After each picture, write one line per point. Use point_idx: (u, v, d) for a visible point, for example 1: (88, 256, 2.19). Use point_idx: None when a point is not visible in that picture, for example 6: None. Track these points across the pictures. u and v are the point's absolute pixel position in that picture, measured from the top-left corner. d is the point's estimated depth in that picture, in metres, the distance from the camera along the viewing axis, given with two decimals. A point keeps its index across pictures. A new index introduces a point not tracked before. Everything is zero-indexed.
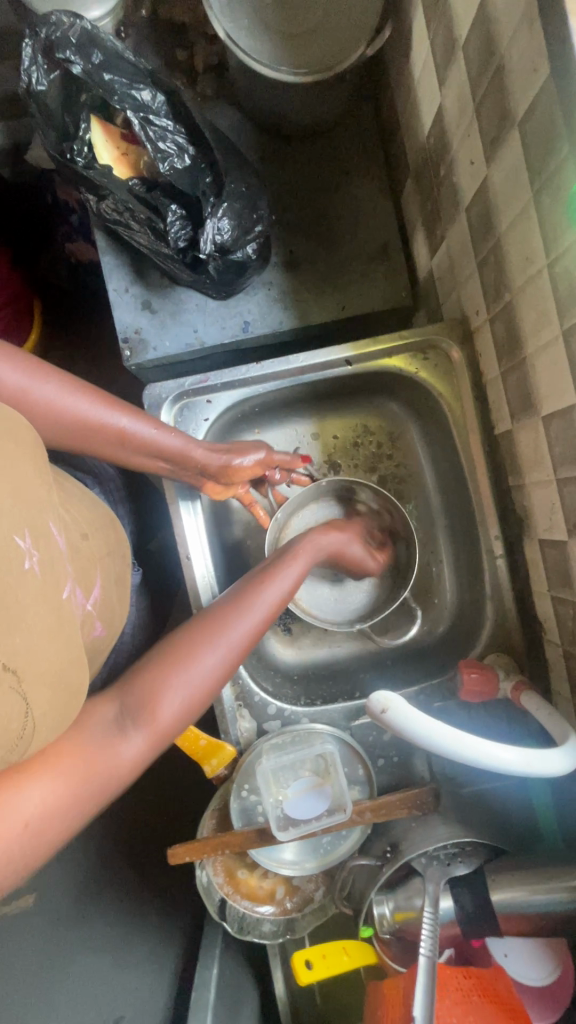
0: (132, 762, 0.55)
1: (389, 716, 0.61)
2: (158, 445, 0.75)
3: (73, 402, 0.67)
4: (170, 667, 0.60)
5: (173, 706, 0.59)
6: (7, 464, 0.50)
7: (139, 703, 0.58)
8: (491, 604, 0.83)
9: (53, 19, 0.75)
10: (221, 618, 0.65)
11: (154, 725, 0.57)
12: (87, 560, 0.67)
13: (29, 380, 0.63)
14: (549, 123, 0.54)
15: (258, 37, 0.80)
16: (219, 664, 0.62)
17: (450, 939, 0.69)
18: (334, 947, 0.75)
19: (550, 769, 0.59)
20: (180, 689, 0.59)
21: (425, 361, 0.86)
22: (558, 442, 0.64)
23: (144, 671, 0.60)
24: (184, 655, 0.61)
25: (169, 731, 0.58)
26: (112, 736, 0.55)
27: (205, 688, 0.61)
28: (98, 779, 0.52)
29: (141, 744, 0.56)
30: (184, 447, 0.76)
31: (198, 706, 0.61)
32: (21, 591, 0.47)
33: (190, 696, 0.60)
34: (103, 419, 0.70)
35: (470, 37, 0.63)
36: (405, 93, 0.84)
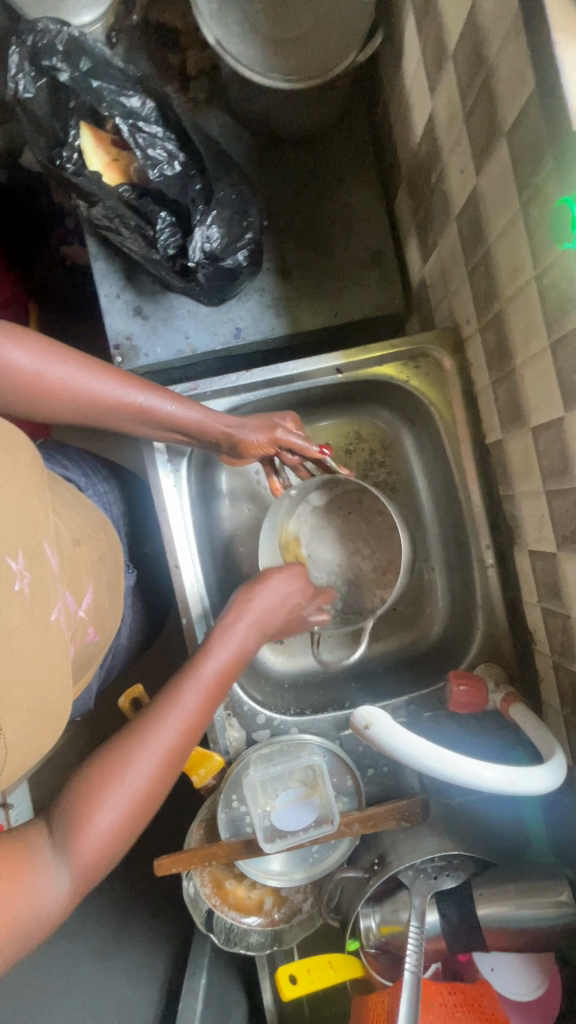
0: (66, 899, 0.49)
1: (372, 732, 0.61)
2: (173, 419, 0.74)
3: (87, 380, 0.66)
4: (98, 791, 0.54)
5: (99, 835, 0.52)
6: (4, 482, 0.50)
7: (63, 836, 0.51)
8: (481, 614, 0.82)
9: (41, 26, 0.76)
10: (151, 723, 0.58)
11: (81, 859, 0.51)
12: (78, 568, 0.67)
13: (40, 363, 0.63)
14: (536, 135, 0.54)
15: (249, 43, 0.80)
16: (148, 779, 0.56)
17: (437, 953, 0.69)
18: (319, 962, 0.75)
19: (534, 787, 0.59)
20: (108, 815, 0.53)
21: (416, 370, 0.85)
22: (547, 453, 0.64)
23: (69, 797, 0.54)
24: (112, 775, 0.54)
25: (99, 863, 0.52)
26: (45, 869, 0.48)
27: (135, 808, 0.55)
28: (42, 907, 0.47)
29: (72, 878, 0.50)
30: (200, 420, 0.75)
31: (131, 828, 0.55)
32: (9, 614, 0.47)
33: (118, 822, 0.53)
34: (119, 395, 0.69)
35: (459, 47, 0.63)
36: (397, 100, 0.84)
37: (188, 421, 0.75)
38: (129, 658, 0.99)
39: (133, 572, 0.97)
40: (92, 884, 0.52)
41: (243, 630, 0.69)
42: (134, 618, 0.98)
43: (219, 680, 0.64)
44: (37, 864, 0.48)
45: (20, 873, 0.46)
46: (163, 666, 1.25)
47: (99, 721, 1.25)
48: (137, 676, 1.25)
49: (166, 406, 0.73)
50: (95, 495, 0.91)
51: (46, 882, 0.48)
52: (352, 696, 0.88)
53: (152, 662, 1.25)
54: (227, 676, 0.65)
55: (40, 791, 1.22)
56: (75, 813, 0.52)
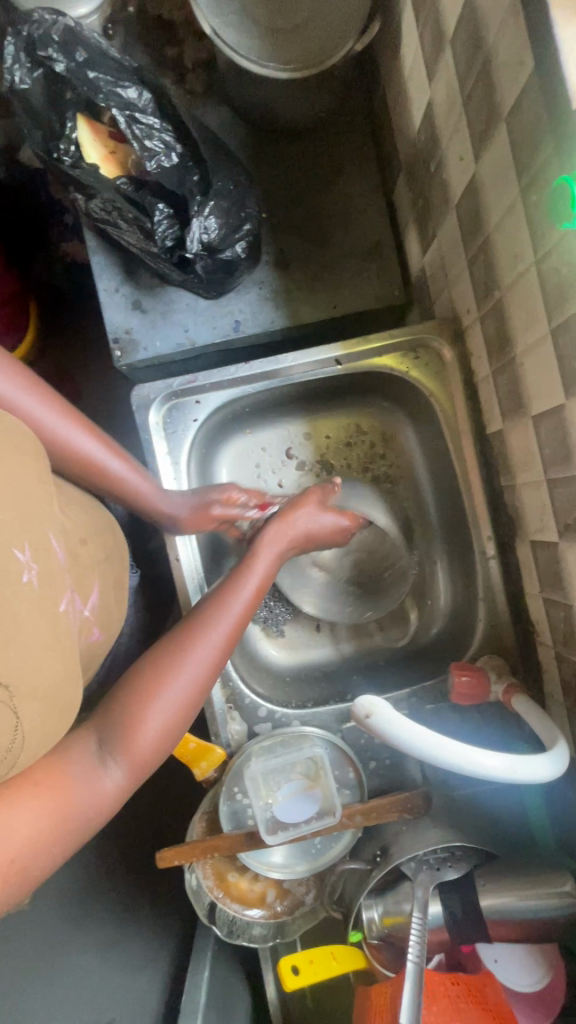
0: (118, 789, 0.56)
1: (372, 722, 0.60)
2: (134, 490, 0.75)
3: (64, 430, 0.67)
4: (144, 699, 0.60)
5: (150, 730, 0.59)
6: (8, 476, 0.50)
7: (116, 734, 0.58)
8: (483, 605, 0.82)
9: (36, 17, 0.75)
10: (187, 641, 0.64)
11: (132, 755, 0.58)
12: (84, 566, 0.67)
13: (22, 397, 0.64)
14: (535, 118, 0.53)
15: (245, 33, 0.80)
16: (196, 683, 0.63)
17: (440, 944, 0.69)
18: (322, 954, 0.75)
19: (534, 777, 0.59)
20: (154, 719, 0.59)
21: (416, 360, 0.85)
22: (548, 441, 0.63)
23: (123, 697, 0.60)
24: (155, 686, 0.61)
25: (148, 760, 0.59)
26: (95, 766, 0.55)
27: (183, 709, 0.61)
28: (83, 811, 0.52)
29: (120, 775, 0.57)
30: (159, 500, 0.77)
31: (175, 732, 0.61)
32: (18, 606, 0.47)
33: (167, 720, 0.60)
34: (86, 452, 0.70)
35: (457, 32, 0.62)
36: (395, 88, 0.83)
37: (141, 496, 0.76)
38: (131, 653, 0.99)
39: (137, 571, 0.98)
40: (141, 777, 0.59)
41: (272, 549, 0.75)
42: (135, 614, 0.98)
43: (254, 594, 0.71)
44: (78, 774, 0.53)
45: (57, 784, 0.51)
46: None
47: None
48: None
49: (131, 477, 0.74)
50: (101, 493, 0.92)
51: (91, 786, 0.54)
52: (353, 689, 0.88)
53: None
54: (261, 588, 0.72)
55: None
56: (124, 718, 0.59)
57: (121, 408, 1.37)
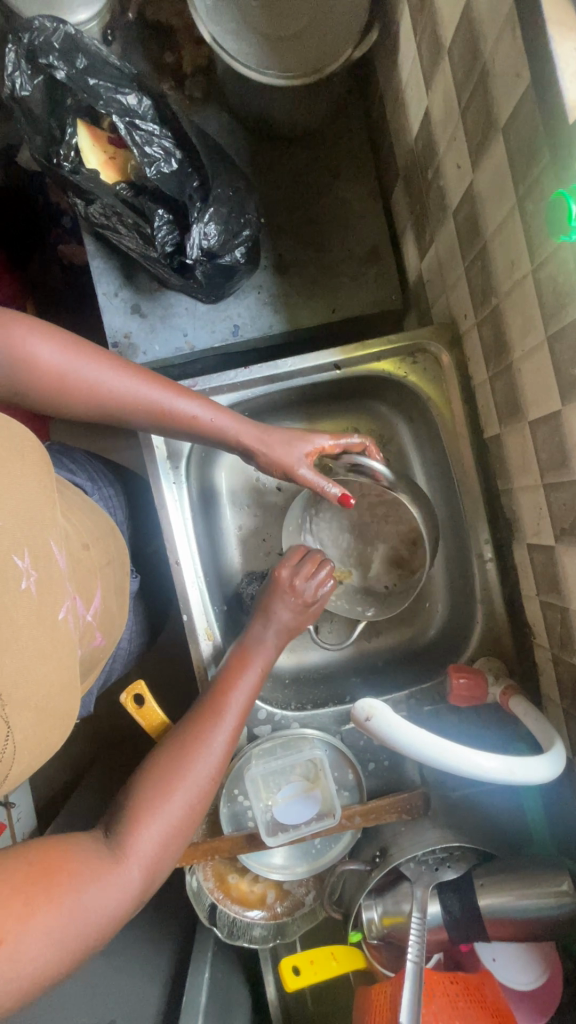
0: (129, 892, 0.51)
1: (373, 724, 0.61)
2: (208, 427, 0.73)
3: (113, 380, 0.67)
4: (155, 799, 0.57)
5: (161, 828, 0.56)
6: (11, 482, 0.50)
7: (125, 832, 0.54)
8: (480, 608, 0.83)
9: (36, 25, 0.76)
10: (197, 736, 0.63)
11: (142, 857, 0.54)
12: (86, 571, 0.67)
13: (67, 358, 0.64)
14: (532, 129, 0.54)
15: (245, 39, 0.80)
16: (207, 780, 0.61)
17: (438, 944, 0.69)
18: (323, 954, 0.75)
19: (534, 778, 0.59)
20: (167, 820, 0.56)
21: (414, 365, 0.86)
22: (545, 447, 0.64)
23: (129, 799, 0.58)
24: (168, 786, 0.58)
25: (159, 866, 0.55)
26: (102, 860, 0.51)
27: (192, 806, 0.58)
28: (87, 915, 0.48)
29: (132, 876, 0.52)
30: (234, 429, 0.74)
31: (186, 835, 0.58)
32: (15, 612, 0.47)
33: (177, 819, 0.57)
34: (144, 398, 0.69)
35: (455, 43, 0.63)
36: (393, 96, 0.84)
37: (218, 429, 0.73)
38: (131, 656, 0.99)
39: (137, 579, 0.97)
40: (153, 885, 0.55)
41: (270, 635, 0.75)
42: (135, 617, 0.98)
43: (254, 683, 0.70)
44: (83, 862, 0.50)
45: (63, 868, 0.48)
46: (165, 663, 1.25)
47: (101, 718, 1.25)
48: (138, 673, 1.25)
49: (194, 412, 0.72)
50: (102, 500, 0.91)
51: (98, 891, 0.49)
52: (352, 691, 0.89)
53: (155, 660, 1.25)
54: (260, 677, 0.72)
55: (43, 789, 1.23)
56: (134, 817, 0.55)
57: None
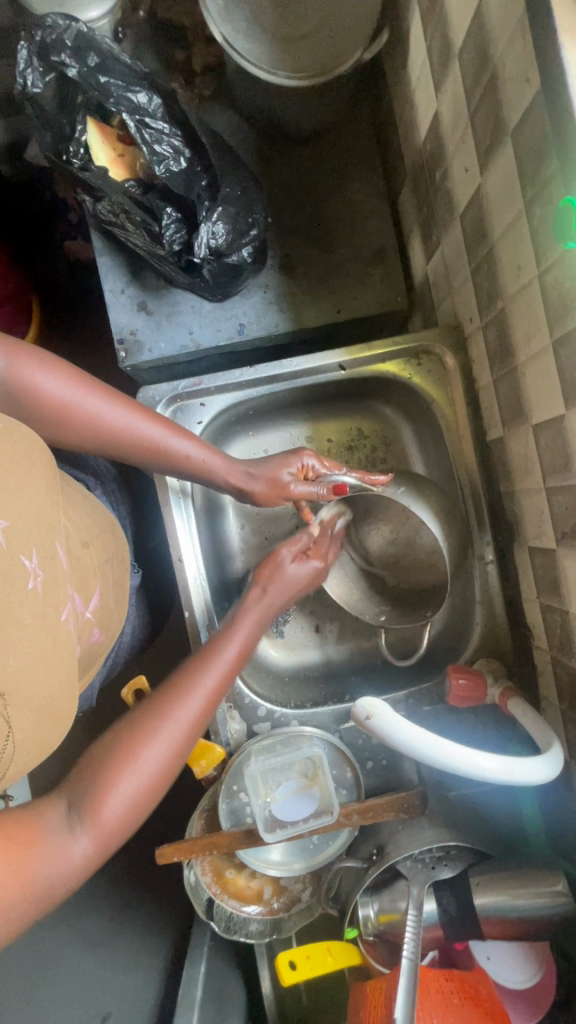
0: (85, 859, 0.51)
1: (373, 722, 0.61)
2: (197, 464, 0.74)
3: (114, 414, 0.67)
4: (116, 766, 0.56)
5: (122, 799, 0.55)
6: (16, 482, 0.51)
7: (87, 800, 0.53)
8: (480, 609, 0.83)
9: (49, 22, 0.76)
10: (164, 705, 0.61)
11: (101, 826, 0.53)
12: (86, 568, 0.68)
13: (71, 393, 0.64)
14: (540, 135, 0.54)
15: (256, 39, 0.80)
16: (170, 752, 0.59)
17: (434, 941, 0.70)
18: (319, 948, 0.76)
19: (531, 779, 0.60)
20: (126, 787, 0.55)
21: (418, 367, 0.86)
22: (547, 450, 0.65)
23: (94, 761, 0.56)
24: (129, 753, 0.56)
25: (117, 832, 0.54)
26: (61, 830, 0.51)
27: (154, 779, 0.57)
28: (47, 884, 0.48)
29: (89, 845, 0.51)
30: (226, 469, 0.76)
31: (146, 804, 0.57)
32: (22, 612, 0.48)
33: (138, 791, 0.56)
34: (142, 434, 0.70)
35: (465, 47, 0.63)
36: (402, 97, 0.84)
37: (208, 466, 0.74)
38: (132, 652, 1.00)
39: (139, 571, 0.98)
40: (109, 853, 0.54)
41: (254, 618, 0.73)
42: (136, 613, 0.98)
43: (235, 661, 0.68)
44: (48, 834, 0.49)
45: (32, 843, 0.47)
46: (165, 660, 1.26)
47: (100, 713, 1.26)
48: (139, 668, 1.26)
49: (188, 451, 0.73)
50: (103, 495, 0.92)
51: (56, 863, 0.49)
52: (351, 690, 0.89)
53: (155, 656, 1.26)
54: (240, 658, 0.69)
55: (41, 782, 1.24)
56: (96, 783, 0.54)
57: None
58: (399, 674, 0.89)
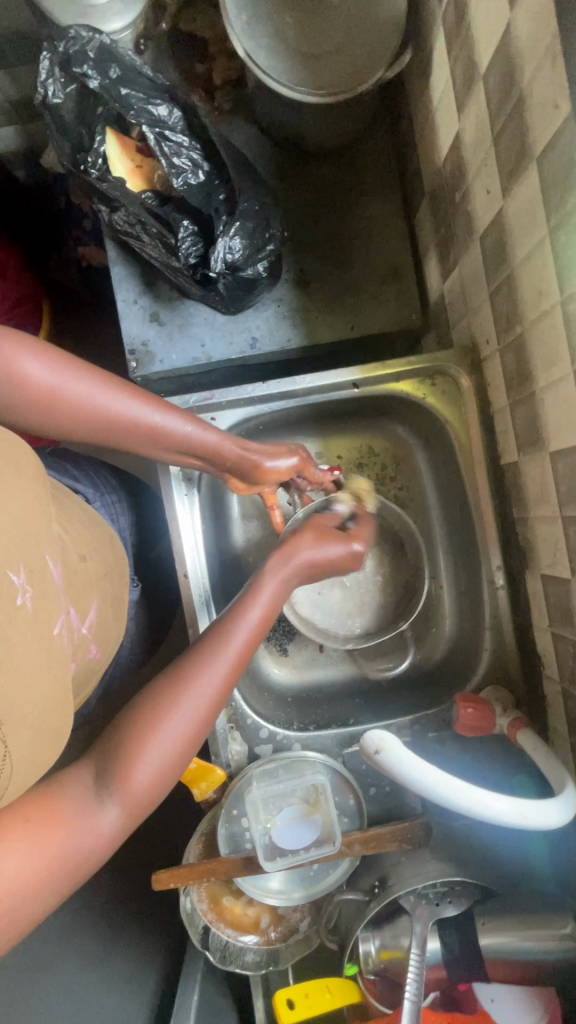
0: (117, 828, 0.50)
1: (382, 756, 0.60)
2: (189, 441, 0.70)
3: (105, 399, 0.62)
4: (139, 740, 0.52)
5: (148, 771, 0.52)
6: (5, 495, 0.49)
7: (113, 772, 0.51)
8: (489, 635, 0.82)
9: (72, 33, 0.76)
10: (187, 672, 0.56)
11: (130, 796, 0.51)
12: (83, 584, 0.66)
13: (59, 378, 0.59)
14: (568, 160, 0.53)
15: (278, 55, 0.80)
16: (194, 719, 0.55)
17: (436, 983, 0.68)
18: (317, 985, 0.74)
19: (546, 822, 0.58)
20: (154, 757, 0.52)
21: (433, 387, 0.85)
22: (565, 479, 0.63)
23: (119, 733, 0.54)
24: (151, 726, 0.53)
25: (149, 798, 0.52)
26: (88, 803, 0.49)
27: (183, 744, 0.54)
28: (72, 862, 0.46)
29: (116, 816, 0.50)
30: (238, 451, 0.74)
31: (178, 768, 0.55)
32: (10, 632, 0.46)
33: (166, 759, 0.53)
34: (135, 418, 0.65)
35: (490, 70, 0.63)
36: (423, 118, 0.84)
37: (212, 450, 0.72)
38: (130, 665, 0.98)
39: (138, 586, 0.97)
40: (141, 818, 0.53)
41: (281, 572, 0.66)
42: (135, 624, 0.96)
43: (262, 621, 0.62)
44: (70, 809, 0.48)
45: (54, 820, 0.46)
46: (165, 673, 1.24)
47: (97, 726, 1.24)
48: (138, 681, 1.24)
49: (183, 429, 0.69)
50: (102, 507, 0.91)
51: (82, 837, 0.47)
52: (356, 713, 0.88)
53: (155, 668, 1.24)
54: (268, 616, 0.63)
55: None
56: (122, 757, 0.52)
57: None
58: (405, 702, 0.87)
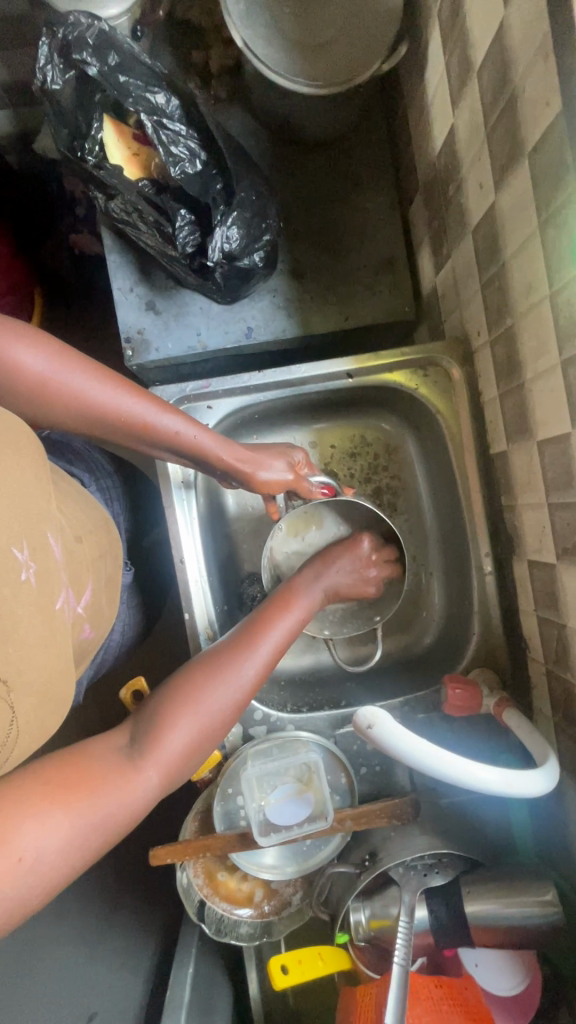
0: (151, 789, 0.52)
1: (375, 732, 0.62)
2: (179, 441, 0.71)
3: (98, 390, 0.63)
4: (179, 708, 0.56)
5: (183, 739, 0.55)
6: (10, 475, 0.50)
7: (150, 736, 0.54)
8: (477, 619, 0.84)
9: (72, 19, 0.76)
10: (227, 659, 0.62)
11: (163, 760, 0.53)
12: (80, 564, 0.67)
13: (52, 366, 0.60)
14: (558, 157, 0.55)
15: (276, 46, 0.81)
16: (228, 702, 0.59)
17: (423, 947, 0.71)
18: (310, 953, 0.77)
19: (531, 792, 0.61)
20: (190, 726, 0.56)
21: (425, 378, 0.87)
22: (551, 467, 0.66)
23: (158, 705, 0.57)
24: (191, 698, 0.58)
25: (179, 767, 0.55)
26: (125, 763, 0.51)
27: (216, 722, 0.58)
28: (107, 823, 0.47)
29: (151, 781, 0.52)
30: (230, 458, 0.75)
31: (208, 744, 0.58)
32: (17, 604, 0.47)
33: (199, 732, 0.57)
34: (128, 411, 0.66)
35: (484, 66, 0.64)
36: (418, 110, 0.85)
37: (203, 450, 0.73)
38: (124, 649, 0.99)
39: (131, 571, 0.98)
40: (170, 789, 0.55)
41: (310, 593, 0.76)
42: (129, 609, 0.97)
43: (292, 630, 0.69)
44: (107, 769, 0.50)
45: (88, 781, 0.48)
46: (159, 659, 1.26)
47: (91, 711, 1.25)
48: (132, 667, 1.26)
49: (175, 428, 0.70)
50: (98, 491, 0.91)
51: (120, 794, 0.49)
52: (348, 695, 0.90)
53: (149, 654, 1.26)
54: (298, 624, 0.71)
55: None
56: (161, 722, 0.55)
57: None
58: (395, 685, 0.90)
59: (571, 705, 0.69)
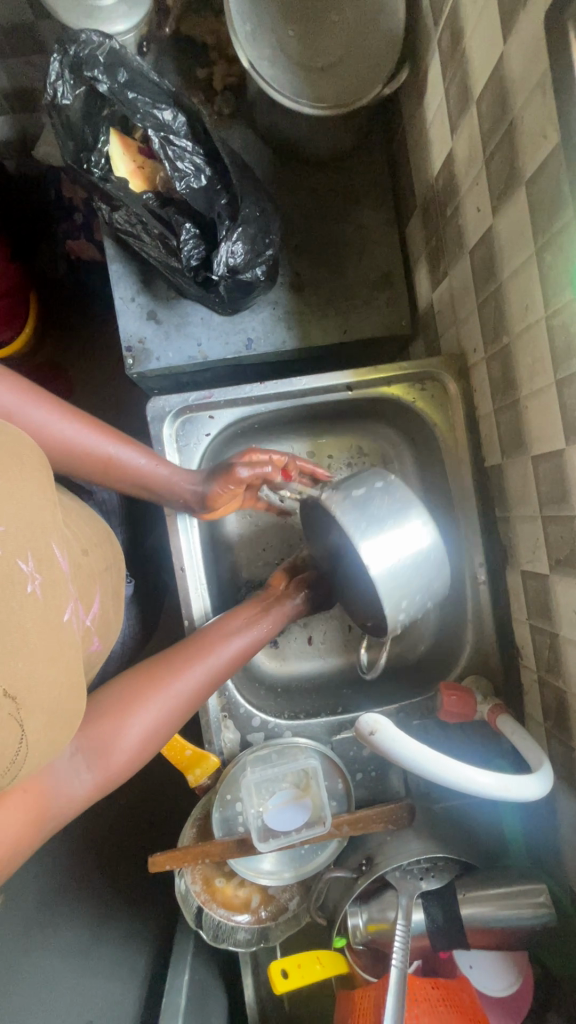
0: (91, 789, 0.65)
1: (377, 738, 0.63)
2: (145, 474, 0.78)
3: (70, 431, 0.70)
4: (124, 715, 0.69)
5: (125, 746, 0.68)
6: (12, 487, 0.51)
7: (95, 745, 0.66)
8: (470, 627, 0.87)
9: (83, 36, 0.77)
10: (170, 673, 0.73)
11: (106, 764, 0.66)
12: (87, 579, 0.68)
13: (20, 404, 0.66)
14: (556, 185, 0.58)
15: (281, 67, 0.83)
16: (166, 713, 0.72)
17: (419, 950, 0.73)
18: (308, 957, 0.78)
19: (524, 796, 0.63)
20: (131, 734, 0.68)
21: (422, 392, 0.90)
22: (545, 481, 0.68)
23: (104, 710, 0.69)
24: (134, 707, 0.69)
25: (121, 768, 0.67)
26: (69, 771, 0.63)
27: (158, 729, 0.71)
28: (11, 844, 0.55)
29: (91, 781, 0.65)
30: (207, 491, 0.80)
31: (150, 746, 0.71)
32: (25, 617, 0.48)
33: (140, 738, 0.69)
34: (95, 448, 0.73)
35: (484, 95, 0.67)
36: (417, 133, 0.88)
37: (164, 481, 0.80)
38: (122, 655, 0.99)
39: (131, 580, 1.00)
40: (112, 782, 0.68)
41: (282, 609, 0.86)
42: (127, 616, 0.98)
43: (239, 649, 0.80)
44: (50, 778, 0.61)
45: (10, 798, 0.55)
46: None
47: None
48: None
49: (138, 460, 0.77)
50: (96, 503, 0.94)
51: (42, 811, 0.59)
52: (344, 702, 0.92)
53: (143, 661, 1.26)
54: (250, 643, 0.81)
55: None
56: (105, 731, 0.67)
57: (123, 411, 1.38)
58: (390, 694, 0.91)
59: (562, 713, 0.71)
